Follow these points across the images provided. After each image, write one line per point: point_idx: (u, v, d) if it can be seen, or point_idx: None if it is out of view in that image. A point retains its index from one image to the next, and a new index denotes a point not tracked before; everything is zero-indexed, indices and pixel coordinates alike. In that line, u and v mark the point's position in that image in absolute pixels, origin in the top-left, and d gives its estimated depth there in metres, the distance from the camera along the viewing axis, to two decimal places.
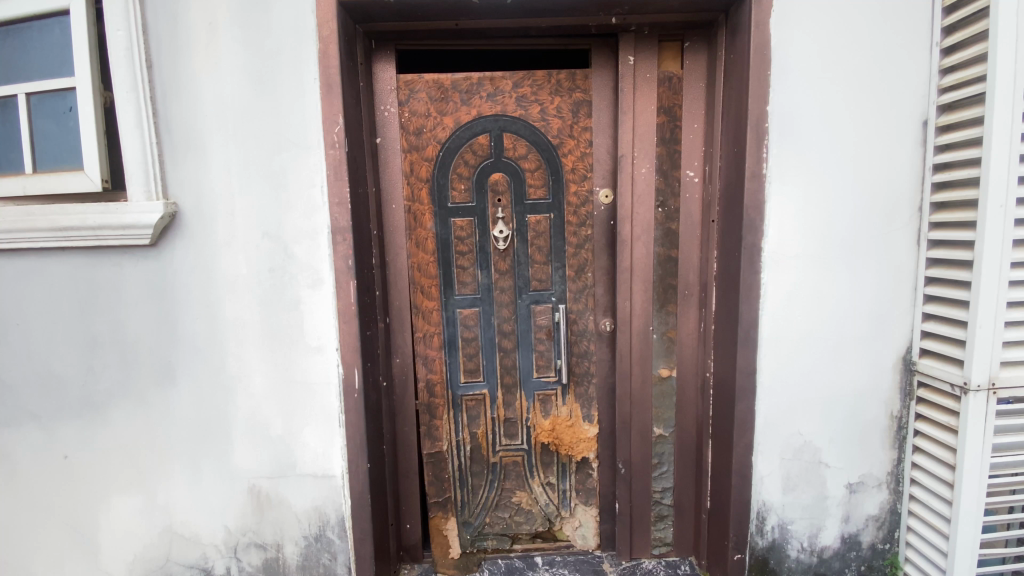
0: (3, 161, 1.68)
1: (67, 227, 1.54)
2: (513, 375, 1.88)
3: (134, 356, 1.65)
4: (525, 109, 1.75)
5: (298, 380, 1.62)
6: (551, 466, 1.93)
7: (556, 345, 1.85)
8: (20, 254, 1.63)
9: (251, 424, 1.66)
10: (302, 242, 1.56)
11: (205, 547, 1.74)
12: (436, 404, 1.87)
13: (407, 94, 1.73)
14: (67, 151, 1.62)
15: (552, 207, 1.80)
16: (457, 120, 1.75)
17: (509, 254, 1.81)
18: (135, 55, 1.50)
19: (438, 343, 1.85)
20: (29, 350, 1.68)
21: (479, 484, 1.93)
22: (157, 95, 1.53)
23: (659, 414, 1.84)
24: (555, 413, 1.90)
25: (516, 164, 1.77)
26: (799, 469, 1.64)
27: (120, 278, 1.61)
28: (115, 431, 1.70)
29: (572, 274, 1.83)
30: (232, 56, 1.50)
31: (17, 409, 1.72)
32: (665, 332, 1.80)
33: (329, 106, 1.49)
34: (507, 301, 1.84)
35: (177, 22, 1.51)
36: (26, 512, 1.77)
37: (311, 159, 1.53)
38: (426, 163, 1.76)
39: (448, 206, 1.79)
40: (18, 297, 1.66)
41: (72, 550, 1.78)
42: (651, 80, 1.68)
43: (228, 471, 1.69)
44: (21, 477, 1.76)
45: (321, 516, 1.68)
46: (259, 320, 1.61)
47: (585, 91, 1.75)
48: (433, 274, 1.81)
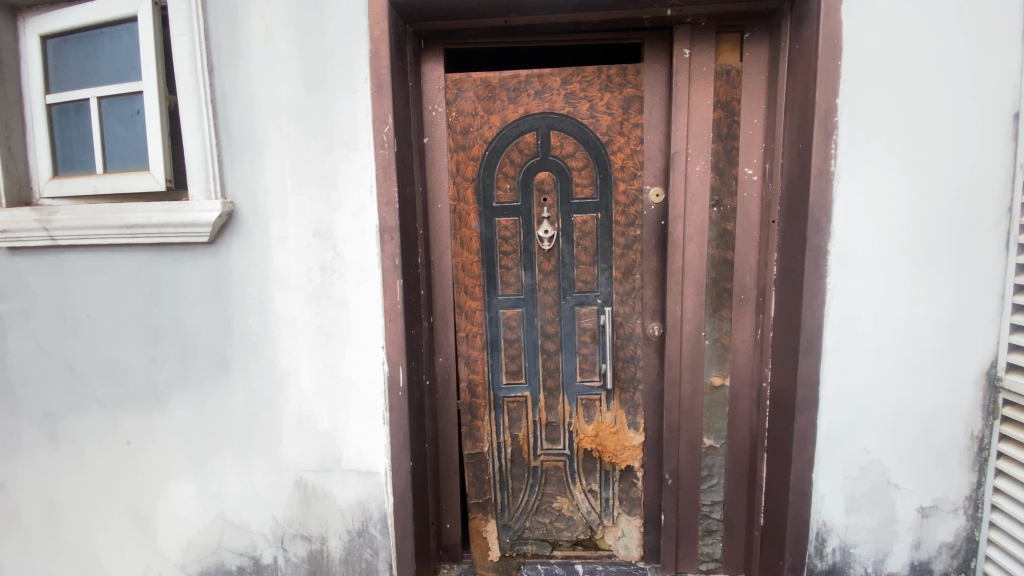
0: (78, 161, 1.78)
1: (134, 225, 1.61)
2: (555, 378, 1.84)
3: (193, 350, 1.72)
4: (574, 106, 1.71)
5: (345, 379, 1.64)
6: (593, 473, 1.88)
7: (600, 350, 1.80)
8: (91, 250, 1.72)
9: (299, 420, 1.69)
10: (350, 241, 1.58)
11: (254, 535, 1.79)
12: (477, 404, 1.86)
13: (454, 93, 1.72)
14: (135, 152, 1.71)
15: (600, 206, 1.75)
16: (503, 118, 1.73)
17: (553, 255, 1.77)
18: (198, 58, 1.55)
19: (480, 343, 1.83)
20: (97, 340, 1.78)
21: (519, 488, 1.91)
22: (217, 98, 1.59)
23: (710, 424, 1.75)
24: (598, 419, 1.85)
25: (563, 163, 1.73)
26: (864, 489, 1.52)
27: (181, 273, 1.68)
28: (172, 420, 1.77)
29: (619, 275, 1.77)
30: (287, 57, 1.54)
31: (86, 396, 1.82)
32: (718, 338, 1.71)
33: (380, 106, 1.50)
34: (551, 302, 1.80)
35: (236, 26, 1.55)
36: (92, 494, 1.88)
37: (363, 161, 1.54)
38: (472, 163, 1.75)
39: (493, 206, 1.77)
40: (88, 291, 1.75)
41: (133, 533, 1.87)
42: (708, 74, 1.60)
43: (276, 464, 1.73)
44: (88, 460, 1.86)
45: (364, 512, 1.70)
46: (308, 319, 1.64)
47: (636, 87, 1.68)
48: (477, 275, 1.80)
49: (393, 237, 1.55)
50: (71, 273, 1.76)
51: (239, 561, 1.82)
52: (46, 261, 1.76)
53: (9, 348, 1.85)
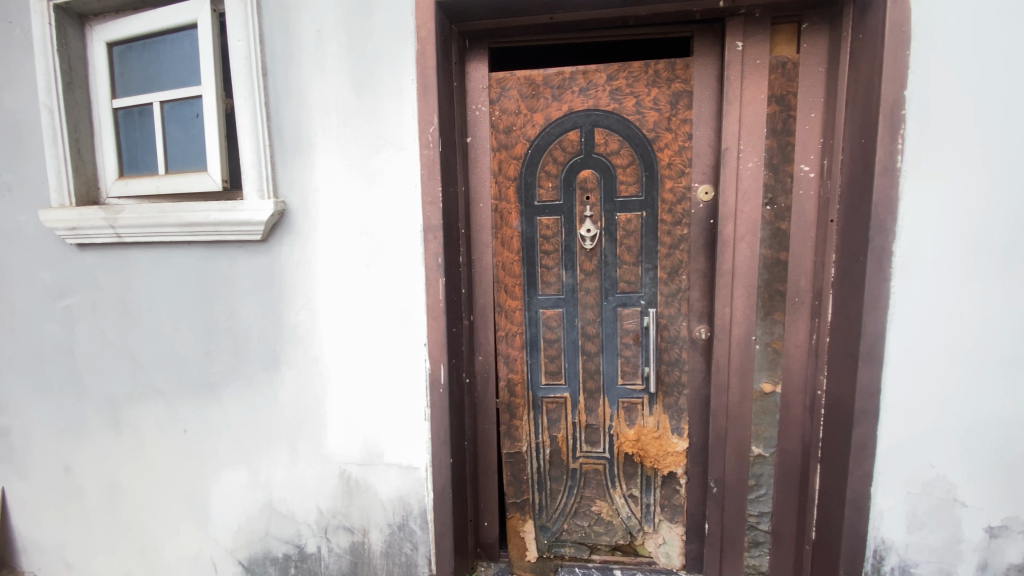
0: (142, 163, 1.88)
1: (192, 223, 1.68)
2: (596, 380, 1.81)
3: (244, 343, 1.79)
4: (619, 102, 1.67)
5: (389, 376, 1.67)
6: (634, 478, 1.85)
7: (643, 352, 1.76)
8: (153, 247, 1.82)
9: (343, 414, 1.74)
10: (395, 240, 1.61)
11: (299, 524, 1.85)
12: (516, 404, 1.85)
13: (498, 92, 1.72)
14: (194, 154, 1.79)
15: (645, 205, 1.70)
16: (547, 116, 1.71)
17: (595, 255, 1.75)
18: (253, 63, 1.60)
19: (520, 343, 1.82)
20: (158, 333, 1.88)
21: (558, 489, 1.89)
22: (270, 101, 1.64)
23: (759, 432, 1.68)
24: (640, 423, 1.81)
25: (607, 160, 1.70)
26: (927, 505, 1.43)
27: (235, 270, 1.75)
28: (225, 411, 1.85)
29: (664, 276, 1.72)
30: (336, 59, 1.57)
31: (147, 385, 1.92)
32: (769, 343, 1.64)
33: (426, 106, 1.52)
34: (592, 303, 1.77)
35: (289, 30, 1.60)
36: (151, 478, 1.98)
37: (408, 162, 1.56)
38: (514, 162, 1.75)
39: (535, 205, 1.76)
40: (150, 285, 1.85)
41: (188, 516, 1.97)
42: (762, 67, 1.54)
43: (322, 456, 1.78)
44: (147, 446, 1.96)
45: (405, 507, 1.73)
46: (353, 316, 1.68)
47: (685, 81, 1.63)
48: (518, 274, 1.79)
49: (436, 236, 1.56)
50: (135, 269, 1.86)
51: (285, 549, 1.88)
52: (113, 257, 1.87)
53: (77, 339, 1.97)
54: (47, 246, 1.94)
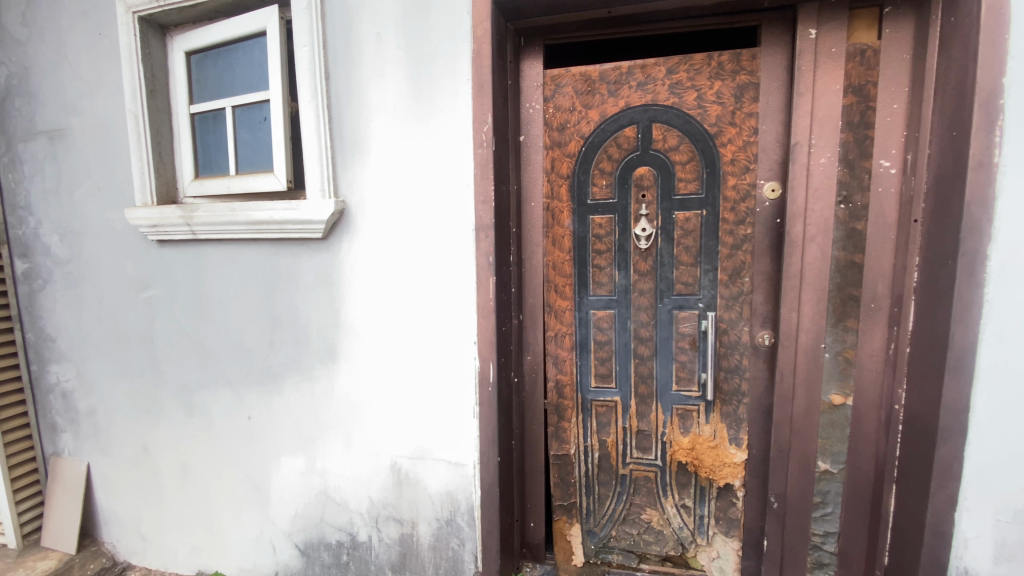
0: (215, 165, 2.00)
1: (260, 221, 1.77)
2: (649, 385, 1.75)
3: (305, 336, 1.87)
4: (679, 97, 1.61)
5: (439, 375, 1.70)
6: (687, 488, 1.78)
7: (700, 357, 1.69)
8: (224, 244, 1.93)
9: (395, 409, 1.78)
10: (448, 243, 1.63)
11: (352, 513, 1.91)
12: (565, 405, 1.83)
13: (553, 89, 1.69)
14: (262, 155, 1.88)
15: (705, 203, 1.63)
16: (602, 112, 1.68)
17: (650, 255, 1.69)
18: (316, 66, 1.66)
19: (569, 344, 1.80)
20: (227, 325, 1.99)
21: (606, 495, 1.84)
22: (332, 103, 1.70)
23: (826, 446, 1.57)
24: (695, 431, 1.74)
25: (665, 157, 1.64)
26: (1019, 536, 1.29)
27: (298, 266, 1.83)
28: (286, 400, 1.94)
29: (725, 278, 1.64)
30: (395, 61, 1.60)
31: (217, 374, 2.05)
32: (840, 352, 1.52)
33: (480, 105, 1.52)
34: (646, 305, 1.72)
35: (351, 34, 1.65)
36: (218, 461, 2.11)
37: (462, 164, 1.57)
38: (568, 160, 1.72)
39: (588, 203, 1.72)
40: (220, 280, 1.97)
41: (250, 499, 2.08)
42: (837, 55, 1.43)
43: (374, 448, 1.83)
44: (215, 430, 2.09)
45: (453, 502, 1.74)
46: (407, 316, 1.71)
47: (751, 73, 1.55)
48: (568, 274, 1.76)
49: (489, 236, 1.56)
50: (208, 264, 1.98)
51: (339, 536, 1.95)
52: (188, 253, 2.00)
53: (156, 328, 2.12)
54: (132, 242, 2.10)
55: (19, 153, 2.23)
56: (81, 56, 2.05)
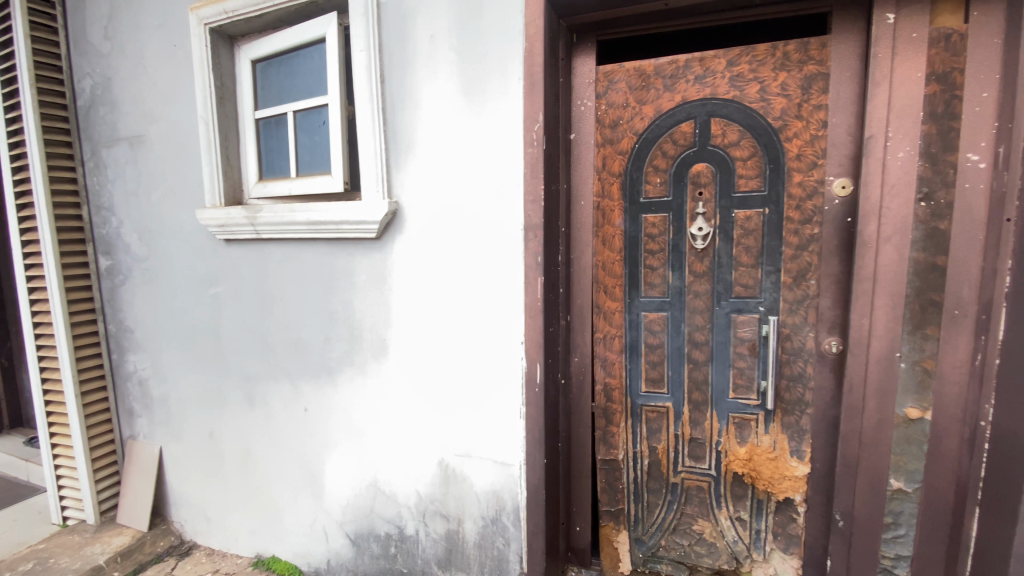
0: (277, 167, 2.09)
1: (319, 222, 1.83)
2: (703, 391, 1.69)
3: (358, 333, 1.92)
4: (740, 90, 1.54)
5: (458, 408, 1.77)
6: (743, 500, 1.70)
7: (760, 364, 1.61)
8: (285, 243, 2.02)
9: (421, 437, 1.86)
10: (470, 284, 1.69)
11: (400, 506, 1.95)
12: (613, 409, 1.79)
13: (605, 85, 1.66)
14: (321, 157, 1.96)
15: (767, 200, 1.55)
16: (657, 108, 1.63)
17: (707, 255, 1.63)
18: (372, 70, 1.71)
19: (618, 346, 1.75)
20: (287, 320, 2.08)
21: (655, 503, 1.79)
22: (387, 106, 1.73)
23: (899, 463, 1.45)
24: (753, 442, 1.66)
25: (724, 153, 1.57)
26: None
27: (353, 265, 1.89)
28: (339, 394, 2.01)
29: (788, 280, 1.56)
30: (447, 62, 1.62)
31: (276, 366, 2.14)
32: (918, 362, 1.40)
33: (531, 104, 1.51)
34: (701, 308, 1.66)
35: (406, 37, 1.68)
36: (276, 449, 2.21)
37: (485, 209, 1.63)
38: (620, 157, 1.68)
39: (640, 202, 1.68)
40: (281, 277, 2.06)
41: (305, 487, 2.17)
42: (918, 41, 1.32)
43: (423, 443, 1.86)
44: (274, 420, 2.19)
45: (499, 502, 1.75)
46: (429, 351, 1.80)
47: (820, 63, 1.46)
48: (619, 274, 1.73)
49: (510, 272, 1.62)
50: (270, 262, 2.07)
51: (387, 527, 1.99)
52: (253, 252, 2.11)
53: (222, 322, 2.25)
54: (202, 241, 2.23)
55: (103, 158, 2.42)
56: (158, 67, 2.20)
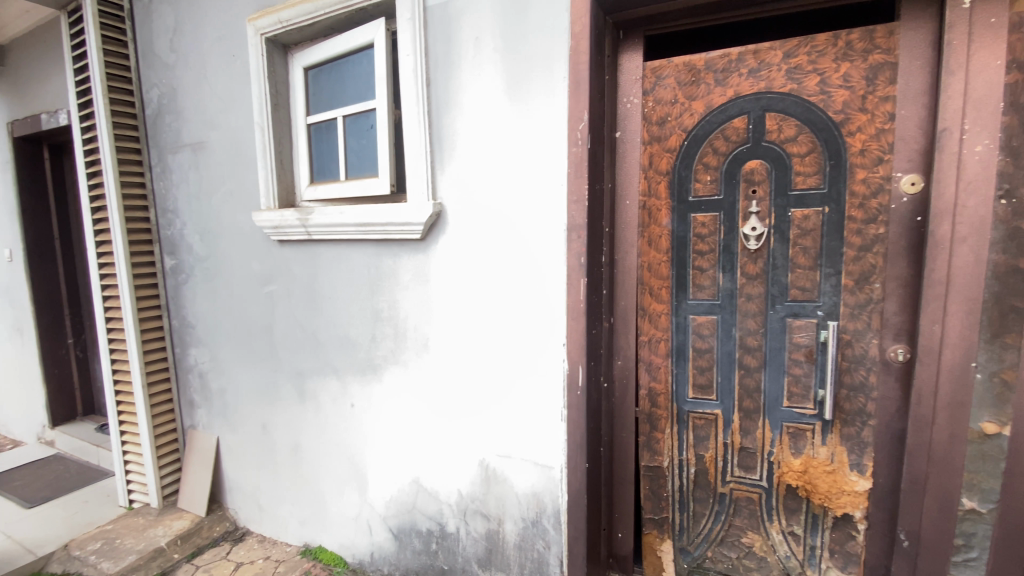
0: (327, 170, 2.16)
1: (368, 223, 1.88)
2: (755, 399, 1.62)
3: (402, 331, 1.96)
4: (797, 82, 1.47)
5: (497, 409, 1.78)
6: (797, 515, 1.61)
7: (818, 372, 1.53)
8: (335, 243, 2.08)
9: (430, 455, 1.97)
10: (481, 316, 1.76)
11: (441, 503, 1.98)
12: (658, 415, 1.74)
13: (653, 81, 1.62)
14: (368, 159, 2.01)
15: (827, 198, 1.47)
16: (708, 103, 1.57)
17: (761, 256, 1.56)
18: (418, 73, 1.73)
19: (664, 350, 1.71)
20: (335, 318, 2.15)
21: (702, 513, 1.73)
22: (432, 108, 1.76)
23: (973, 481, 1.34)
24: (808, 453, 1.57)
25: (780, 149, 1.50)
26: None
27: (398, 265, 1.93)
28: (384, 391, 2.05)
29: (849, 284, 1.47)
30: (492, 63, 1.63)
31: (325, 363, 2.22)
32: (996, 373, 1.29)
33: (577, 102, 1.49)
34: (754, 311, 1.59)
35: (451, 40, 1.69)
36: (324, 443, 2.29)
37: (497, 239, 1.69)
38: (667, 155, 1.63)
39: (689, 201, 1.62)
40: (331, 277, 2.13)
41: (350, 481, 2.23)
42: (999, 26, 1.21)
43: (464, 443, 1.87)
44: (322, 415, 2.26)
45: (540, 504, 1.74)
46: (450, 370, 1.87)
47: (887, 52, 1.37)
48: (665, 276, 1.68)
49: (519, 303, 1.68)
50: (320, 262, 2.15)
51: (429, 524, 2.02)
52: (304, 252, 2.19)
53: (275, 319, 2.34)
54: (257, 242, 2.34)
55: (168, 163, 2.57)
56: (218, 76, 2.32)
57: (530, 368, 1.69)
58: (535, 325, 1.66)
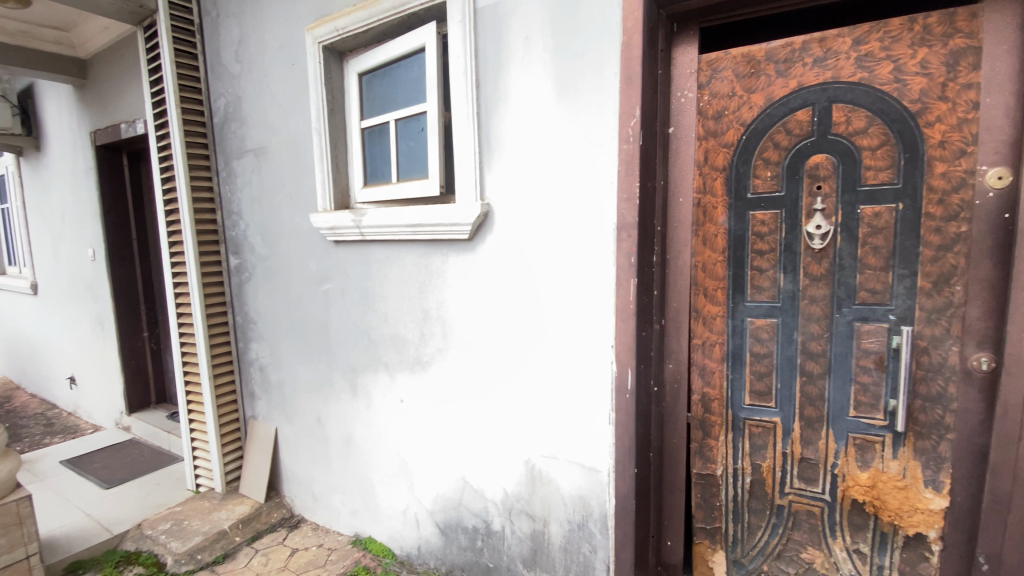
0: (379, 173, 2.23)
1: (418, 224, 1.92)
2: (818, 408, 1.53)
3: (450, 330, 1.99)
4: (868, 71, 1.37)
5: (543, 409, 1.77)
6: (863, 532, 1.51)
7: (889, 380, 1.43)
8: (386, 243, 2.14)
9: (476, 452, 1.99)
10: (527, 315, 1.76)
11: (487, 501, 1.99)
12: (711, 421, 1.68)
13: (709, 75, 1.57)
14: (418, 161, 2.05)
15: (901, 194, 1.37)
16: (768, 95, 1.50)
17: (826, 256, 1.47)
18: (468, 75, 1.75)
19: (719, 354, 1.65)
20: (386, 316, 2.21)
21: (757, 525, 1.65)
22: (482, 109, 1.77)
23: None
24: (877, 467, 1.47)
25: (848, 141, 1.41)
26: None
27: (447, 265, 1.95)
28: (432, 388, 2.09)
29: (926, 286, 1.36)
30: (542, 62, 1.62)
31: (376, 359, 2.28)
32: None
33: (628, 99, 1.46)
34: (818, 315, 1.50)
35: (501, 40, 1.70)
36: (374, 436, 2.36)
37: (532, 247, 1.72)
38: (724, 151, 1.57)
39: (747, 198, 1.56)
40: (382, 276, 2.19)
41: (399, 474, 2.29)
42: None
43: (510, 442, 1.88)
44: (373, 410, 2.33)
45: (586, 507, 1.72)
46: (496, 368, 1.88)
47: (970, 36, 1.27)
48: (721, 277, 1.62)
49: (551, 311, 1.71)
50: (372, 262, 2.21)
51: (475, 522, 2.04)
52: (357, 252, 2.26)
53: (330, 316, 2.44)
54: (314, 242, 2.44)
55: (234, 168, 2.72)
56: (279, 85, 2.43)
57: (564, 374, 1.70)
58: (569, 332, 1.67)
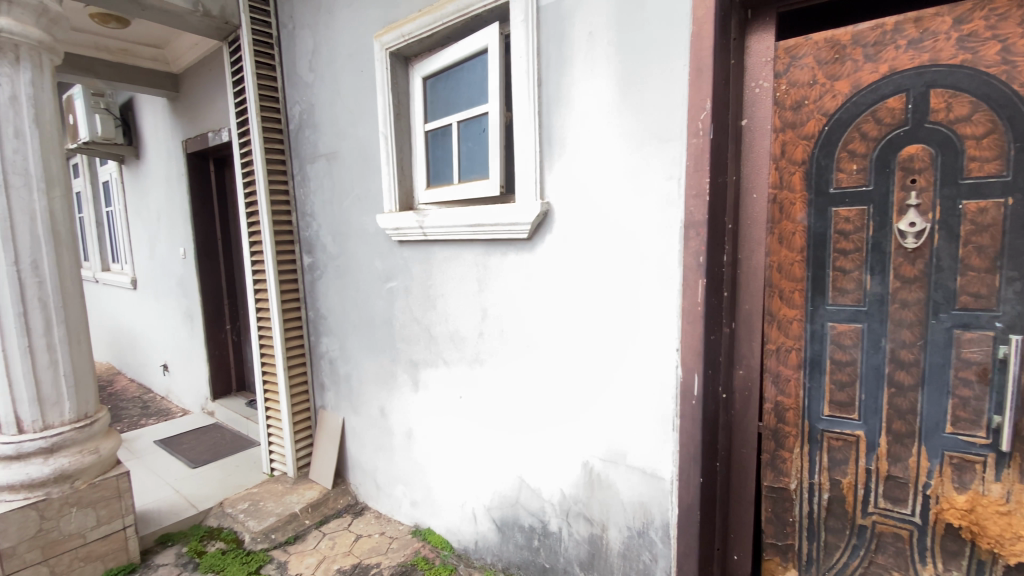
0: (442, 174, 2.28)
1: (479, 224, 1.95)
2: (908, 422, 1.40)
3: (509, 329, 2.00)
4: (973, 51, 1.24)
5: (604, 412, 1.74)
6: (959, 561, 1.37)
7: (993, 395, 1.28)
8: (448, 243, 2.18)
9: (535, 452, 1.99)
10: (588, 316, 1.74)
11: (544, 501, 1.99)
12: (784, 432, 1.58)
13: (786, 63, 1.47)
14: (479, 162, 2.07)
15: (1013, 187, 1.23)
16: (854, 82, 1.39)
17: (920, 257, 1.34)
18: (530, 74, 1.75)
19: (795, 360, 1.55)
20: (447, 314, 2.26)
21: (836, 545, 1.54)
22: (543, 107, 1.76)
23: None
24: (977, 490, 1.33)
25: (949, 130, 1.28)
26: None
27: (507, 264, 1.96)
28: (491, 386, 2.11)
29: None
30: (606, 57, 1.59)
31: (437, 356, 2.34)
32: None
33: (698, 91, 1.40)
34: (910, 321, 1.37)
35: (564, 37, 1.68)
36: (435, 431, 2.41)
37: (593, 247, 1.69)
38: (803, 143, 1.47)
39: (829, 193, 1.45)
40: (444, 274, 2.24)
41: (458, 470, 2.33)
42: None
43: (569, 443, 1.86)
44: (434, 405, 2.39)
45: (646, 514, 1.67)
46: (556, 369, 1.86)
47: None
48: (798, 277, 1.52)
49: (611, 313, 1.67)
50: (434, 261, 2.27)
51: (532, 521, 2.04)
52: (420, 251, 2.33)
53: (394, 313, 2.52)
54: (380, 242, 2.53)
55: (307, 172, 2.88)
56: (349, 91, 2.55)
57: (626, 376, 1.66)
58: (631, 334, 1.63)
